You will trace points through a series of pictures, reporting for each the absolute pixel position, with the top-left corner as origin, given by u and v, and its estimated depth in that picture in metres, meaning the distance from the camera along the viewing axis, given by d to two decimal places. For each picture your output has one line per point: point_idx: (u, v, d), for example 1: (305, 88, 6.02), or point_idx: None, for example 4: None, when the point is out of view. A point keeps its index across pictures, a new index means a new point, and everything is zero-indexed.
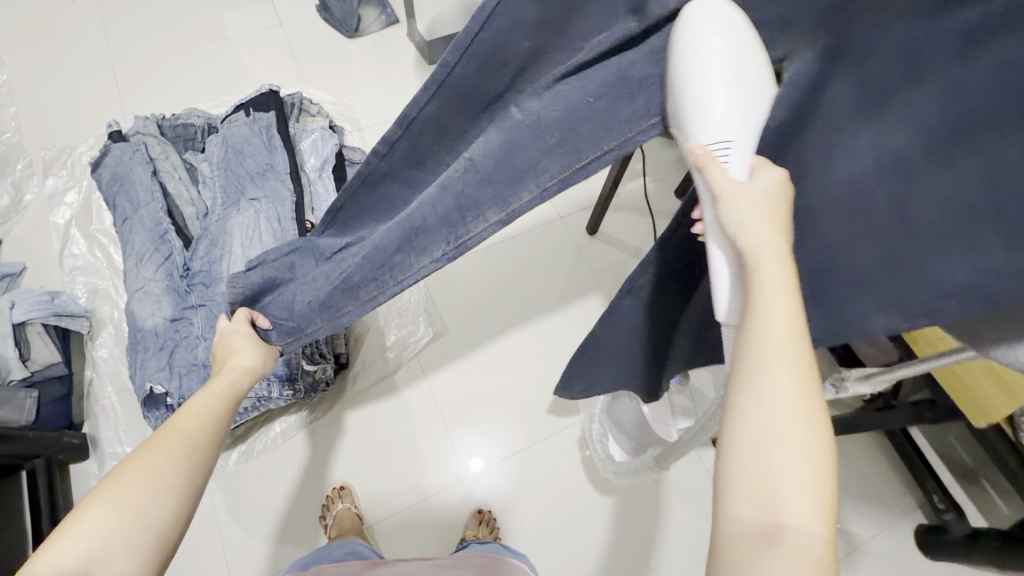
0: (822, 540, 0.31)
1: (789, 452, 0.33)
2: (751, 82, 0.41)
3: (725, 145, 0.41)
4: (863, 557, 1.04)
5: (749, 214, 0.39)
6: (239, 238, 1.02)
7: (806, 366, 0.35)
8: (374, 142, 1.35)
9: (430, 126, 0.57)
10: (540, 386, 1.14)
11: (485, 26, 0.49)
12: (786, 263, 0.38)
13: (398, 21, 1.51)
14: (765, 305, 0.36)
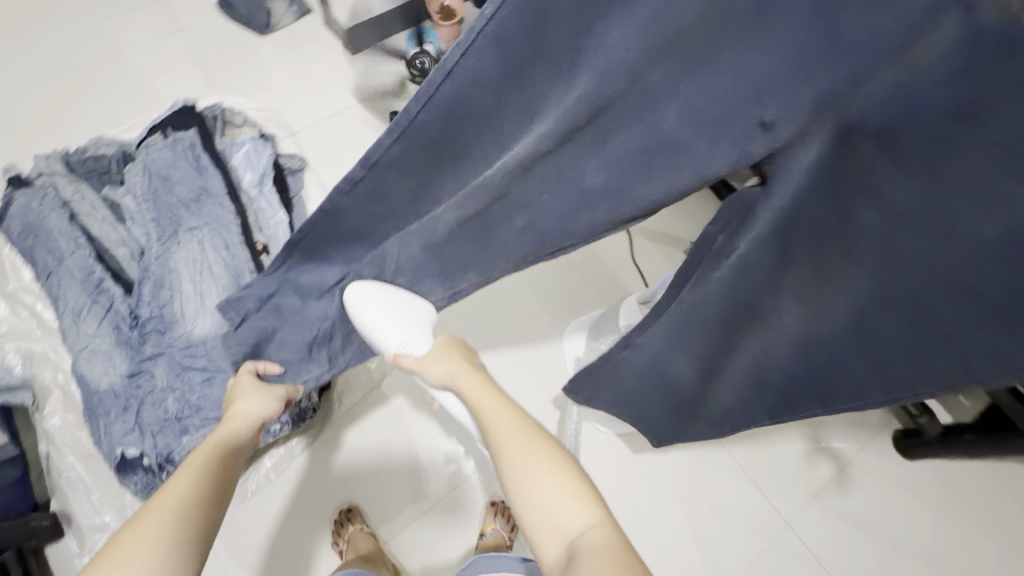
0: (597, 525, 0.48)
1: (544, 485, 0.51)
2: (408, 308, 0.65)
3: (404, 342, 0.64)
4: (853, 472, 1.10)
5: (433, 365, 0.64)
6: (187, 274, 0.94)
7: (526, 427, 0.56)
8: (311, 146, 1.27)
9: (395, 167, 0.55)
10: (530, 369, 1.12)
11: (453, 79, 0.46)
12: (479, 373, 0.63)
13: (312, 11, 1.40)
14: (486, 410, 0.58)
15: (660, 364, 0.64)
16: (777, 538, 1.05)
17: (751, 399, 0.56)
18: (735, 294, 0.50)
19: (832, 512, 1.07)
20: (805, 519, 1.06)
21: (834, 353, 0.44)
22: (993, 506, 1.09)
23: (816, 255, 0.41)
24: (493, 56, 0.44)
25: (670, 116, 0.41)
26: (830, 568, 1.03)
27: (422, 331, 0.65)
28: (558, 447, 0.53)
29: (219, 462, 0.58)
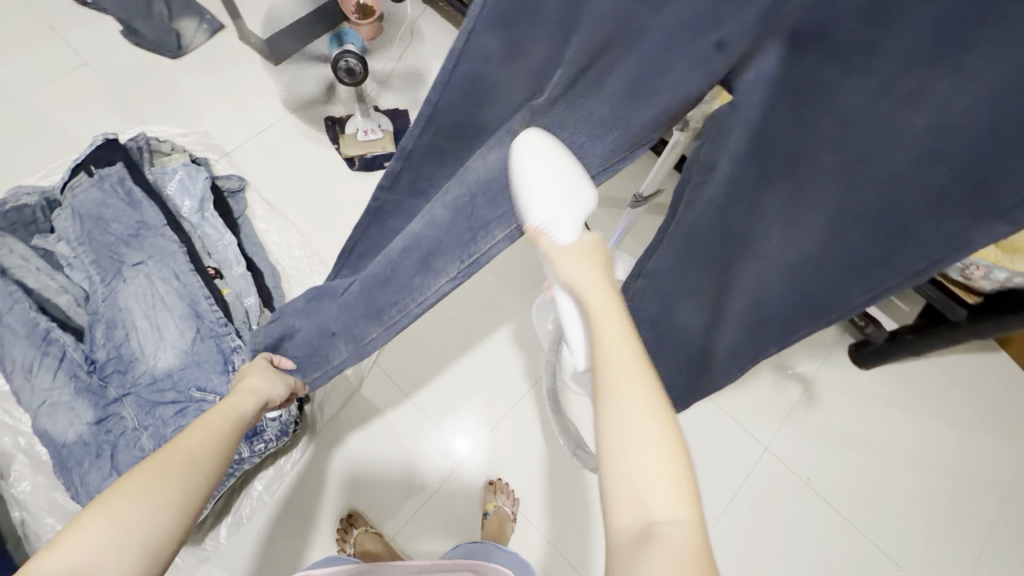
0: (689, 524, 0.36)
1: (645, 449, 0.37)
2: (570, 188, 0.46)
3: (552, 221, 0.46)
4: (818, 389, 1.18)
5: (574, 262, 0.45)
6: (140, 310, 0.91)
7: (648, 378, 0.39)
8: (247, 164, 1.24)
9: (426, 155, 0.55)
10: (503, 348, 1.15)
11: (462, 63, 0.45)
12: (613, 292, 0.44)
13: (223, 26, 1.36)
14: (604, 338, 0.41)
15: (669, 301, 0.66)
16: (758, 463, 1.11)
17: (750, 329, 0.58)
18: (726, 221, 0.51)
19: (803, 430, 1.15)
20: (780, 440, 1.13)
21: (816, 267, 0.46)
22: (941, 398, 1.19)
23: (790, 166, 0.42)
24: (491, 31, 0.42)
25: (649, 51, 0.39)
26: (810, 481, 1.11)
27: (574, 215, 0.46)
28: (663, 390, 0.39)
29: (204, 448, 0.57)
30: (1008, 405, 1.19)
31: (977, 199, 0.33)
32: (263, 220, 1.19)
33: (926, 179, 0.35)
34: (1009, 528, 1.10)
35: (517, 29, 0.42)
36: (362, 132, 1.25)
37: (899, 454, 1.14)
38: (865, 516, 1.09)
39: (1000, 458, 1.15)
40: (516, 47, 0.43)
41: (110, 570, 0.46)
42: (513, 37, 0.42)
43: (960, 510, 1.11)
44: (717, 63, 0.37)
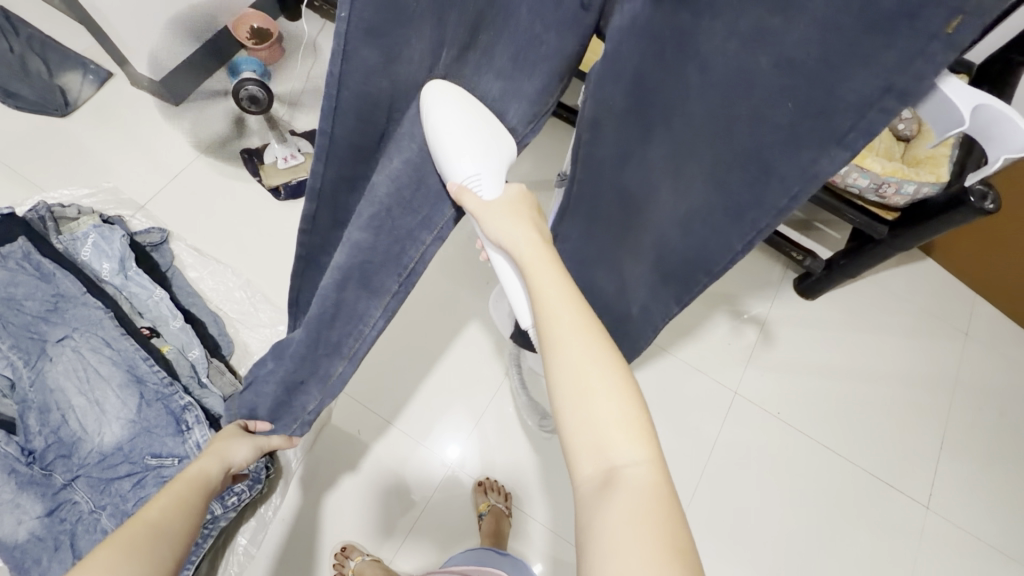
0: (650, 460, 0.39)
1: (600, 393, 0.40)
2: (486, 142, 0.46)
3: (477, 175, 0.47)
4: (772, 327, 1.23)
5: (502, 219, 0.48)
6: (75, 387, 0.86)
7: (587, 318, 0.43)
8: (165, 214, 1.18)
9: (340, 185, 0.50)
10: (468, 349, 1.14)
11: (342, 106, 0.41)
12: (547, 249, 0.47)
13: (113, 73, 1.28)
14: (541, 285, 0.45)
15: (589, 261, 0.67)
16: (731, 408, 1.16)
17: (655, 296, 0.59)
18: (624, 177, 0.52)
19: (766, 367, 1.20)
20: (747, 382, 1.18)
21: (696, 222, 0.44)
22: (883, 312, 1.26)
23: (667, 111, 0.42)
24: (364, 45, 0.37)
25: (525, 19, 0.40)
26: (782, 415, 1.16)
27: (495, 168, 0.47)
28: (605, 336, 0.43)
29: (176, 515, 0.59)
30: (941, 306, 1.28)
31: (817, 127, 0.32)
32: (195, 269, 1.13)
33: (776, 112, 0.33)
34: (963, 419, 1.19)
35: (390, 36, 0.37)
36: (281, 159, 1.21)
37: (855, 371, 1.21)
38: (836, 436, 1.15)
39: (944, 356, 1.23)
40: (396, 58, 0.39)
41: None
42: (390, 45, 0.37)
43: (918, 411, 1.18)
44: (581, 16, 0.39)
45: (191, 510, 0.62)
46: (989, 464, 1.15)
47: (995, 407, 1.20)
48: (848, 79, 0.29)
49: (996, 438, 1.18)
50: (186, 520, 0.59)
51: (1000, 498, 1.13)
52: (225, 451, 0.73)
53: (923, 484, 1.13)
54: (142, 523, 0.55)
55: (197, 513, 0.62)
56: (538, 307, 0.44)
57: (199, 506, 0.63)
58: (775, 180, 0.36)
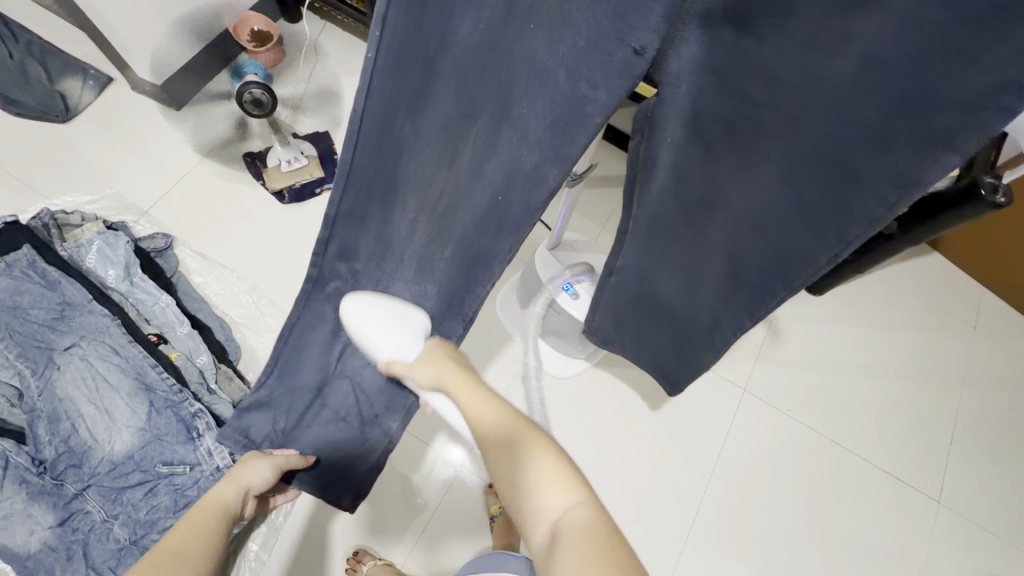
0: (589, 510, 0.43)
1: (538, 471, 0.46)
2: (394, 312, 0.61)
3: (394, 349, 0.59)
4: (780, 323, 1.23)
5: (421, 368, 0.56)
6: (84, 395, 0.85)
7: (511, 415, 0.50)
8: (169, 219, 1.17)
9: (352, 219, 0.55)
10: (473, 350, 1.13)
11: (372, 105, 0.44)
12: (463, 370, 0.55)
13: (112, 78, 1.27)
14: (470, 400, 0.52)
15: (644, 283, 0.69)
16: (740, 405, 1.15)
17: (730, 303, 0.57)
18: (690, 190, 0.52)
19: (774, 364, 1.19)
20: (756, 379, 1.18)
21: (784, 227, 0.44)
22: (891, 305, 1.26)
23: (732, 133, 0.43)
24: (389, 77, 0.43)
25: (561, 77, 0.40)
26: (790, 412, 1.16)
27: (411, 334, 0.59)
28: (527, 418, 0.50)
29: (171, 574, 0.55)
30: (949, 298, 1.28)
31: (915, 126, 0.31)
32: (200, 275, 1.13)
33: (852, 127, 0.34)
34: (971, 412, 1.18)
35: (414, 64, 0.43)
36: (285, 162, 1.21)
37: (863, 366, 1.21)
38: (846, 431, 1.15)
39: (952, 348, 1.23)
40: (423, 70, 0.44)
41: None
42: (409, 80, 0.44)
43: (927, 405, 1.18)
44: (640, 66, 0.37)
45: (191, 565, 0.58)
46: (1001, 457, 1.15)
47: (1003, 399, 1.20)
48: (944, 78, 0.29)
49: (1007, 431, 1.18)
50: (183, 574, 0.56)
51: (1014, 491, 1.13)
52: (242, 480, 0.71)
53: (935, 478, 1.13)
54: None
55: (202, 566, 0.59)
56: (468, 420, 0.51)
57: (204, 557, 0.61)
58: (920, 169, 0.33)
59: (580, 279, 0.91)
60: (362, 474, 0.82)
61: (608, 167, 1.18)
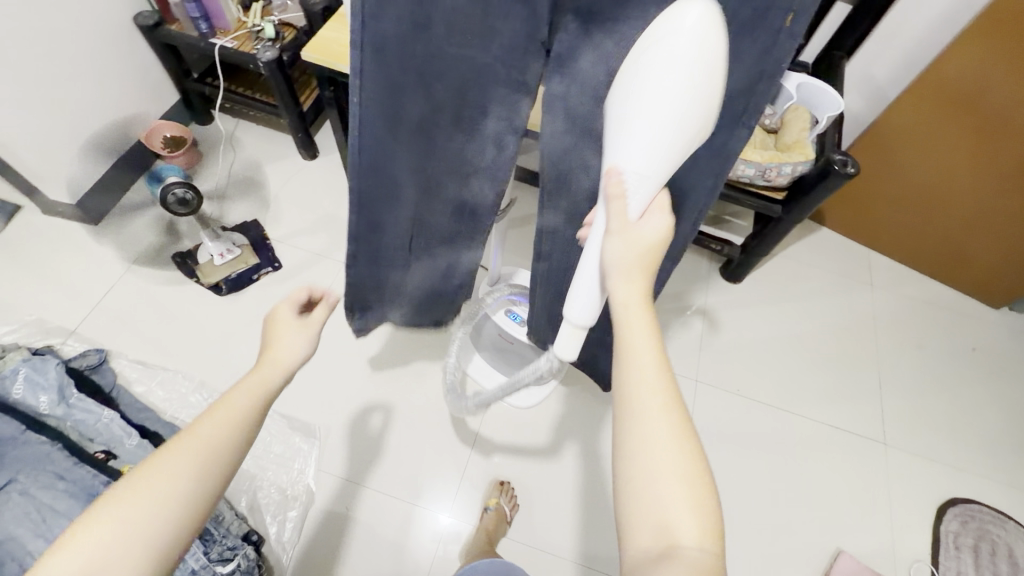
0: (711, 553, 0.42)
1: (670, 476, 0.43)
2: (680, 101, 0.46)
3: (633, 173, 0.50)
4: (712, 312, 1.35)
5: (626, 257, 0.51)
6: (31, 531, 0.77)
7: (672, 389, 0.46)
8: (101, 333, 1.13)
9: (370, 198, 0.69)
10: (439, 399, 1.16)
11: (365, 128, 0.61)
12: (650, 303, 0.50)
13: (20, 205, 1.25)
14: (634, 340, 0.47)
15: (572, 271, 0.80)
16: (696, 395, 1.24)
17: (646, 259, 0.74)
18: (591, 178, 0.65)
19: (716, 351, 1.30)
20: (704, 368, 1.27)
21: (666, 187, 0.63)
22: (799, 280, 1.42)
23: None
24: (371, 94, 0.57)
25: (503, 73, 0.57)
26: (741, 391, 1.25)
27: (666, 142, 0.48)
28: (688, 414, 0.45)
29: (157, 490, 0.43)
30: (844, 261, 1.46)
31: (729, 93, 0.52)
32: (143, 383, 1.09)
33: None
34: (891, 358, 1.33)
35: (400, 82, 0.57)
36: (218, 255, 1.22)
37: (791, 336, 1.33)
38: (792, 398, 1.25)
39: (860, 305, 1.40)
40: (395, 89, 0.57)
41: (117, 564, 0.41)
42: (391, 78, 0.56)
43: (852, 359, 1.32)
44: None
45: (192, 472, 0.44)
46: (924, 389, 1.29)
47: (913, 341, 1.36)
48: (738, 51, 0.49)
49: (923, 364, 1.33)
50: (174, 496, 0.43)
51: (943, 418, 1.26)
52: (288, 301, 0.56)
53: (876, 422, 1.24)
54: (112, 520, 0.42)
55: (218, 475, 0.46)
56: (621, 353, 0.48)
57: (234, 439, 0.47)
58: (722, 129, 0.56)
59: (519, 303, 1.01)
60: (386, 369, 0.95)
61: (526, 207, 1.28)
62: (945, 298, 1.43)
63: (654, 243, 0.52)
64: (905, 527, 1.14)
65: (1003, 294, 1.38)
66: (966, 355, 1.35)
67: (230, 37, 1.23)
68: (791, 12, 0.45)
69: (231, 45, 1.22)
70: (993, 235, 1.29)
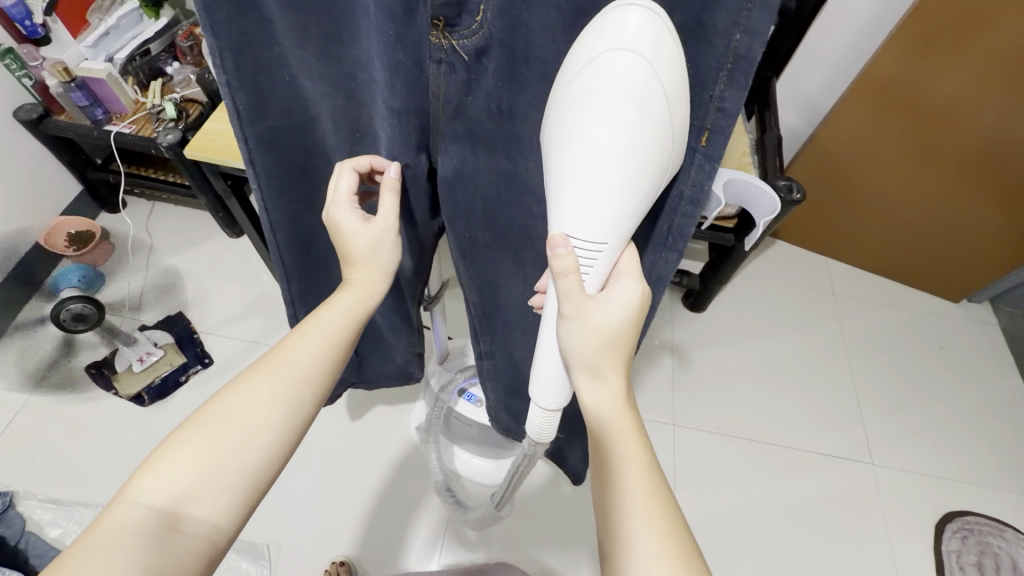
0: None
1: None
2: (643, 132, 0.32)
3: (603, 245, 0.38)
4: (679, 345, 1.29)
5: (593, 350, 0.44)
6: None
7: (657, 486, 0.43)
8: (5, 472, 1.00)
9: (286, 184, 0.55)
10: (400, 488, 1.06)
11: (238, 95, 0.44)
12: (628, 399, 0.46)
13: None
14: (613, 440, 0.45)
15: (516, 364, 0.74)
16: (674, 441, 1.17)
17: None
18: (513, 285, 0.61)
19: (689, 388, 1.24)
20: (679, 411, 1.21)
21: None
22: (763, 300, 1.38)
23: (527, 236, 0.53)
24: (234, 63, 0.42)
25: (412, 111, 0.43)
26: (719, 428, 1.19)
27: (628, 189, 0.35)
28: (684, 519, 0.43)
29: (256, 405, 0.42)
30: (804, 274, 1.44)
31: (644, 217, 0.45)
32: (59, 525, 0.95)
33: None
34: (863, 369, 1.30)
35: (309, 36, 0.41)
36: (137, 361, 1.10)
37: (762, 362, 1.29)
38: (772, 428, 1.20)
39: (824, 318, 1.37)
40: (322, 46, 0.42)
41: (210, 498, 0.39)
42: (294, 37, 0.41)
43: (826, 377, 1.28)
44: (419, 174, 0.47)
45: (289, 387, 0.43)
46: (900, 398, 1.26)
47: (882, 348, 1.33)
48: None
49: (895, 372, 1.30)
50: (265, 425, 0.42)
51: (923, 427, 1.22)
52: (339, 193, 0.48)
53: (860, 443, 1.20)
54: (218, 420, 0.41)
55: (312, 395, 0.45)
56: (602, 450, 0.45)
57: (330, 353, 0.46)
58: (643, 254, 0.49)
59: (475, 383, 0.93)
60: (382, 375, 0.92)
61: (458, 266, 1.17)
62: (906, 299, 1.41)
63: (621, 325, 0.44)
64: (906, 552, 1.08)
65: (949, 289, 1.38)
66: (934, 355, 1.33)
67: (128, 122, 1.11)
68: (704, 131, 0.35)
69: (130, 130, 1.09)
70: (931, 242, 1.30)
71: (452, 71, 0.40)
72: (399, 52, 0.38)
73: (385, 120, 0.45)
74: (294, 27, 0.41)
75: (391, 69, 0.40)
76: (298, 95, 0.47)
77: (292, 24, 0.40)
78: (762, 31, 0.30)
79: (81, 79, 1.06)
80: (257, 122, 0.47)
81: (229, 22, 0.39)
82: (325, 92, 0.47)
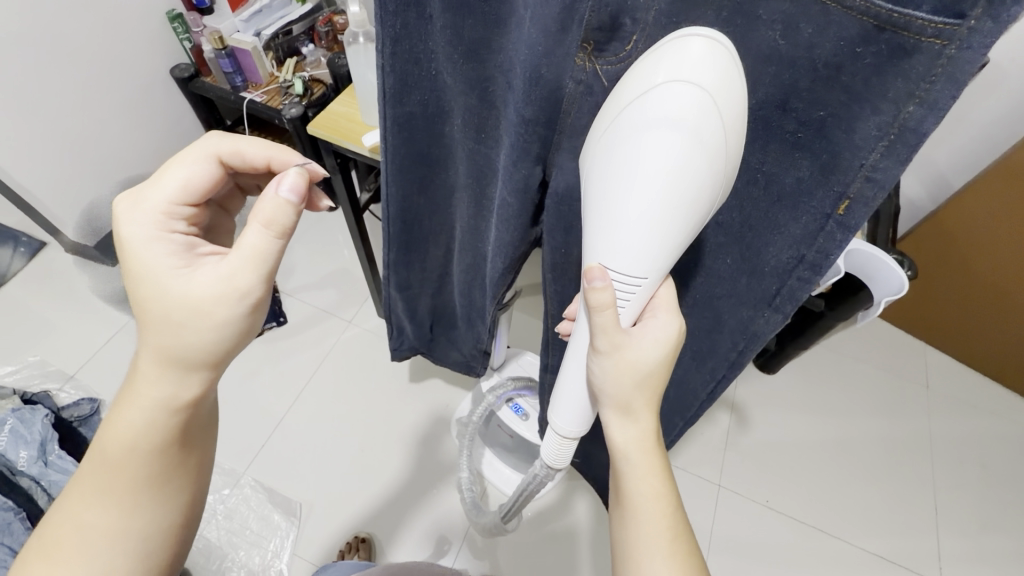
0: None
1: None
2: (693, 167, 0.32)
3: (641, 279, 0.38)
4: (738, 403, 1.22)
5: (625, 385, 0.42)
6: None
7: (681, 539, 0.42)
8: (99, 381, 1.12)
9: (416, 174, 0.60)
10: (433, 480, 1.07)
11: (388, 77, 0.49)
12: (658, 439, 0.44)
13: (46, 243, 1.30)
14: (639, 481, 0.43)
15: None
16: (720, 504, 1.10)
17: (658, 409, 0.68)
18: None
19: (744, 453, 1.16)
20: (729, 473, 1.14)
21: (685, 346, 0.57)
22: (843, 376, 1.28)
23: None
24: (393, 49, 0.47)
25: (540, 117, 0.43)
26: (769, 502, 1.11)
27: (677, 220, 0.35)
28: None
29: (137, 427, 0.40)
30: (894, 359, 1.31)
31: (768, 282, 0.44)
32: None
33: (714, 261, 0.48)
34: (948, 475, 1.16)
35: (466, 37, 0.44)
36: None
37: (832, 442, 1.19)
38: (828, 515, 1.10)
39: (912, 410, 1.24)
40: (472, 50, 0.45)
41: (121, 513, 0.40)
42: (450, 35, 0.45)
43: (903, 475, 1.16)
44: (536, 175, 0.49)
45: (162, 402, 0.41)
46: (988, 519, 1.12)
47: (975, 457, 1.19)
48: (781, 233, 0.41)
49: (986, 489, 1.15)
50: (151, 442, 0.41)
51: (1013, 559, 1.07)
52: (167, 198, 0.43)
53: (931, 556, 1.07)
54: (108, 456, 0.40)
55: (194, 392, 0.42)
56: (628, 489, 0.43)
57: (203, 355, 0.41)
58: (752, 313, 0.48)
59: (524, 395, 0.93)
60: (450, 364, 0.94)
61: (531, 275, 1.17)
62: (1016, 409, 1.25)
63: (657, 364, 0.42)
64: None
65: None
66: None
67: (261, 91, 1.22)
68: (845, 199, 0.35)
69: (260, 99, 1.21)
70: None
71: (589, 92, 0.41)
72: (542, 66, 0.40)
73: (512, 127, 0.46)
74: (449, 29, 0.44)
75: (530, 82, 0.41)
76: (437, 87, 0.51)
77: (448, 25, 0.44)
78: (942, 106, 0.29)
79: (231, 49, 1.19)
80: (398, 106, 0.52)
81: (395, 13, 0.45)
82: (463, 90, 0.49)
